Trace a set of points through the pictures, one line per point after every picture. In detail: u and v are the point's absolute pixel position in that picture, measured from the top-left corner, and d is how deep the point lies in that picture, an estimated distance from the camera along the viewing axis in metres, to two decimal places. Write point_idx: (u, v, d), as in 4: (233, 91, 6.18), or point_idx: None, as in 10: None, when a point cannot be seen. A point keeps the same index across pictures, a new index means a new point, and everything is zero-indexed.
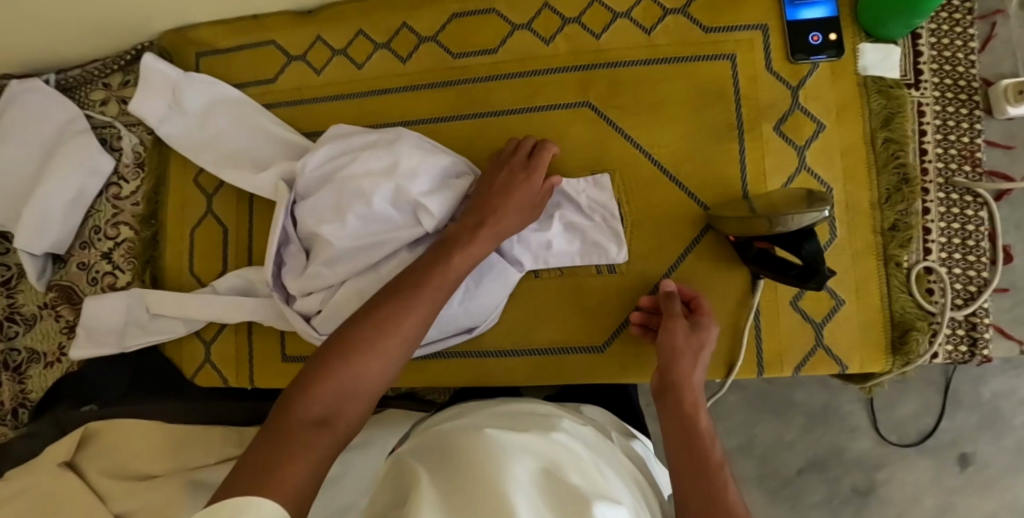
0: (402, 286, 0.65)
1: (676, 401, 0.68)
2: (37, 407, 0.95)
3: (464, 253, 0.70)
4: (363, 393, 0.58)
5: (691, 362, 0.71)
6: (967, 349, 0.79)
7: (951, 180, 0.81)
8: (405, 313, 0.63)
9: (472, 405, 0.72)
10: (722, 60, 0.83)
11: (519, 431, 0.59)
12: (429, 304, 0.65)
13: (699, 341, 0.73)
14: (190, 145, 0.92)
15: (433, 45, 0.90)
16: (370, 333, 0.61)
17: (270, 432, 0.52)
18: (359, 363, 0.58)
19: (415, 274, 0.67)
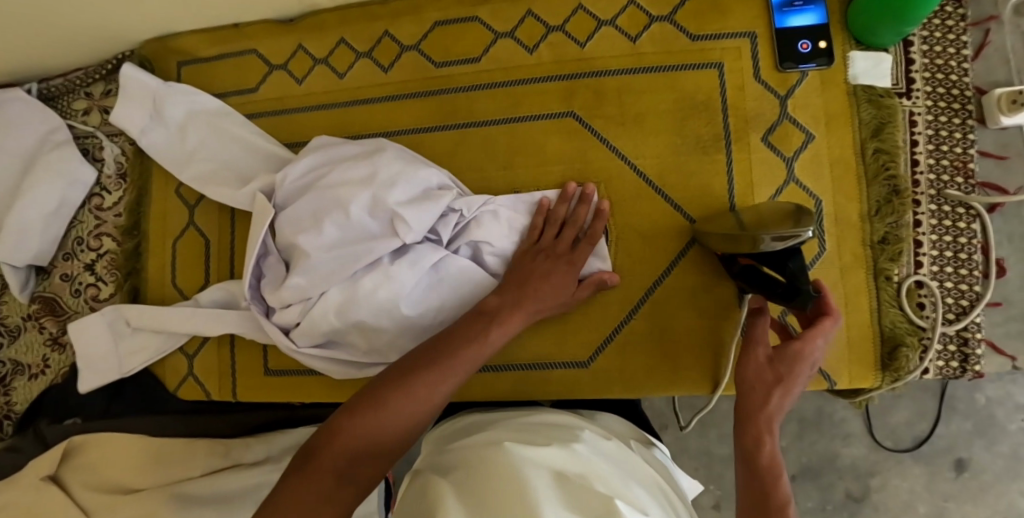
0: (442, 351, 0.64)
1: (753, 444, 0.62)
2: (22, 420, 0.95)
3: (502, 328, 0.68)
4: (385, 455, 0.57)
5: (771, 393, 0.64)
6: (958, 365, 0.78)
7: (943, 192, 0.79)
8: (438, 381, 0.62)
9: (491, 416, 0.70)
10: (709, 69, 0.82)
11: (536, 441, 0.58)
12: (464, 373, 0.64)
13: (790, 369, 0.65)
14: (171, 155, 0.91)
15: (416, 54, 0.88)
16: (399, 395, 0.60)
17: (289, 485, 0.53)
18: (384, 425, 0.58)
19: (451, 342, 0.65)
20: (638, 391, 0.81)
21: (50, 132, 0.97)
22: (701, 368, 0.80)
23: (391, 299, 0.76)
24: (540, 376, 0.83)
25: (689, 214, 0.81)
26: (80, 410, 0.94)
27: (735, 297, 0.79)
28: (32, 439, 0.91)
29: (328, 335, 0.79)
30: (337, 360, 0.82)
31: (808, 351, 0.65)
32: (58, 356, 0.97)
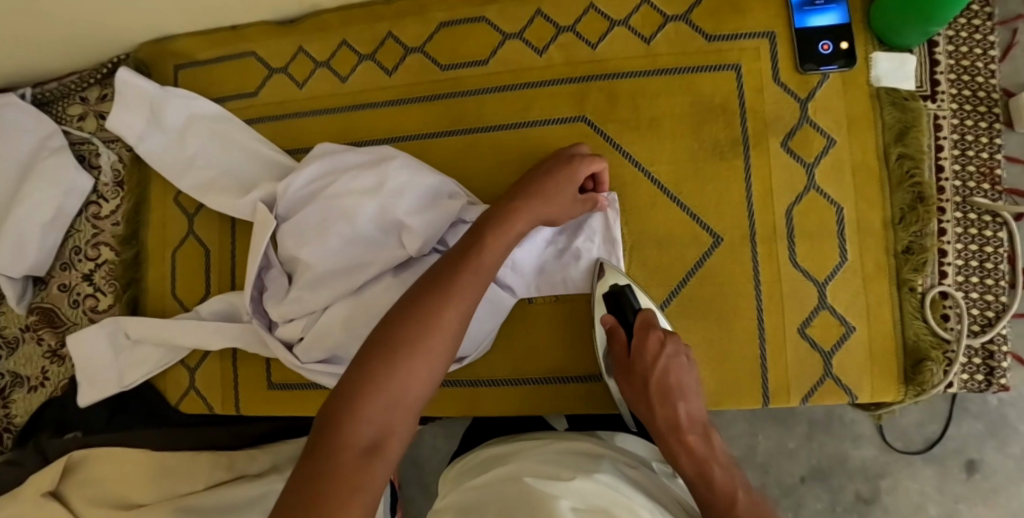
0: (442, 279, 0.60)
1: (675, 459, 0.66)
2: (21, 434, 0.93)
3: (501, 236, 0.64)
4: (413, 402, 0.54)
5: (651, 403, 0.69)
6: (983, 378, 0.76)
7: (969, 199, 0.76)
8: (445, 306, 0.58)
9: (513, 446, 0.69)
10: (726, 71, 0.79)
11: (558, 474, 0.57)
12: (472, 295, 0.60)
13: (649, 365, 0.70)
14: (169, 162, 0.88)
15: (420, 57, 0.85)
16: (412, 332, 0.55)
17: (319, 463, 0.48)
18: (402, 367, 0.54)
19: (451, 265, 0.61)
20: None
21: (45, 139, 0.94)
22: (716, 383, 0.77)
23: None
24: (550, 389, 0.80)
25: (712, 228, 0.78)
26: (81, 423, 0.93)
27: (755, 311, 0.77)
28: (32, 454, 0.89)
29: (332, 350, 0.75)
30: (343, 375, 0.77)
31: (645, 340, 0.72)
32: (57, 368, 0.95)
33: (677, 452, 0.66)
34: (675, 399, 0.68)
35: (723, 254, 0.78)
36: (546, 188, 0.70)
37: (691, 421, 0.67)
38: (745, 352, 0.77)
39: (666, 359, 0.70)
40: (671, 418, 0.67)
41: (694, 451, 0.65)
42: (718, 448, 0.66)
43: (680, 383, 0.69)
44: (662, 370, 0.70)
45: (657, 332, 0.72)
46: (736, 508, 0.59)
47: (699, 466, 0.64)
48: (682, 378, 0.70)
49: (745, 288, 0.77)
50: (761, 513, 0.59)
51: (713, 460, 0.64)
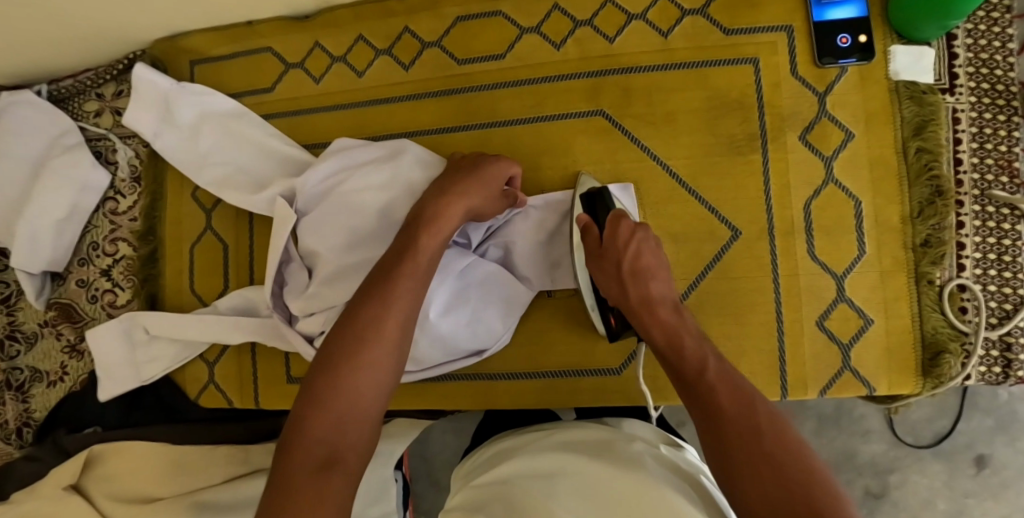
0: (378, 286, 0.63)
1: (646, 333, 0.64)
2: (40, 429, 0.94)
3: (431, 232, 0.67)
4: (364, 409, 0.57)
5: (622, 281, 0.68)
6: (1001, 370, 0.75)
7: (988, 192, 0.76)
8: (382, 313, 0.61)
9: (520, 438, 0.69)
10: (744, 65, 0.79)
11: (560, 468, 0.57)
12: (409, 297, 0.63)
13: (620, 249, 0.69)
14: (185, 158, 0.88)
15: (437, 51, 0.85)
16: (352, 346, 0.59)
17: (276, 487, 0.51)
18: (346, 381, 0.57)
19: (385, 270, 0.64)
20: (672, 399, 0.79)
21: (62, 136, 0.95)
22: None
23: None
24: (567, 383, 0.81)
25: (730, 222, 0.78)
26: (99, 419, 0.93)
27: (772, 305, 0.77)
28: (52, 449, 0.90)
29: None
30: None
31: (615, 225, 0.70)
32: (75, 363, 0.96)
33: (647, 324, 0.64)
34: (646, 278, 0.67)
35: (741, 247, 0.78)
36: (469, 177, 0.71)
37: (662, 298, 0.66)
38: (762, 346, 0.77)
39: (638, 242, 0.69)
40: (642, 294, 0.66)
41: (665, 323, 0.63)
42: (689, 320, 0.64)
43: (651, 264, 0.68)
44: (633, 253, 0.68)
45: (626, 222, 0.70)
46: (706, 372, 0.57)
47: (669, 336, 0.62)
48: (654, 262, 0.68)
49: (763, 282, 0.77)
50: (733, 374, 0.57)
51: (683, 329, 0.63)
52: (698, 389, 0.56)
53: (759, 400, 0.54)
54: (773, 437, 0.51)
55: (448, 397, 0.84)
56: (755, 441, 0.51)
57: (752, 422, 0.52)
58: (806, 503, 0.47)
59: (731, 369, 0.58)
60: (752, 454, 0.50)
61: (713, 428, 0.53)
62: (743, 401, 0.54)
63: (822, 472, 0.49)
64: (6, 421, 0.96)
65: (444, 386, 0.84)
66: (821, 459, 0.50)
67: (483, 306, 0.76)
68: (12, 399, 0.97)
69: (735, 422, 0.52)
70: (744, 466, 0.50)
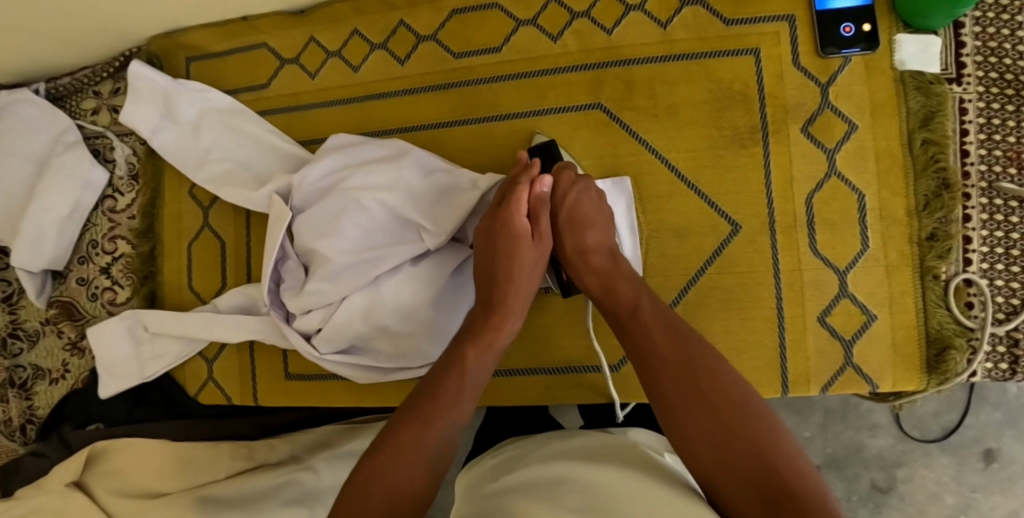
0: (426, 394, 0.60)
1: (582, 280, 0.69)
2: (44, 427, 0.94)
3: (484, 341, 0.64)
4: (400, 517, 0.54)
5: (561, 230, 0.70)
6: (1007, 367, 0.74)
7: (995, 185, 0.74)
8: (428, 421, 0.58)
9: (520, 447, 0.70)
10: (746, 56, 0.77)
11: (559, 472, 0.58)
12: (457, 409, 0.60)
13: (561, 198, 0.70)
14: (184, 155, 0.88)
15: (433, 45, 0.84)
16: (393, 447, 0.57)
17: None
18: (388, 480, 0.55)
19: (435, 376, 0.62)
20: None
21: (61, 133, 0.94)
22: (735, 374, 0.76)
23: (417, 303, 0.73)
24: (566, 382, 0.80)
25: (731, 216, 0.77)
26: (102, 415, 0.94)
27: (775, 300, 0.76)
28: (56, 445, 0.91)
29: (352, 341, 0.75)
30: (363, 366, 0.77)
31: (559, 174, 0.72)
32: (77, 361, 0.97)
33: (584, 274, 0.68)
34: (581, 227, 0.69)
35: (742, 243, 0.76)
36: (510, 257, 0.68)
37: (598, 247, 0.69)
38: (765, 342, 0.76)
39: (576, 193, 0.70)
40: (578, 243, 0.69)
41: (597, 270, 0.68)
42: (624, 265, 0.68)
43: (591, 214, 0.70)
44: (572, 201, 0.70)
45: (568, 173, 0.71)
46: (642, 315, 0.62)
47: (605, 283, 0.67)
48: (593, 210, 0.70)
49: (766, 277, 0.76)
50: (667, 317, 0.62)
51: (620, 278, 0.67)
52: (636, 334, 0.61)
53: (694, 340, 0.59)
54: (711, 378, 0.56)
55: None
56: (692, 386, 0.56)
57: (691, 365, 0.57)
58: (746, 442, 0.52)
59: (665, 311, 0.63)
60: (693, 397, 0.55)
61: (653, 375, 0.58)
62: (680, 346, 0.59)
63: (759, 406, 0.55)
64: (10, 418, 0.97)
65: None
66: (756, 391, 0.56)
67: None
68: (16, 397, 0.97)
69: (674, 365, 0.58)
70: (682, 410, 0.55)
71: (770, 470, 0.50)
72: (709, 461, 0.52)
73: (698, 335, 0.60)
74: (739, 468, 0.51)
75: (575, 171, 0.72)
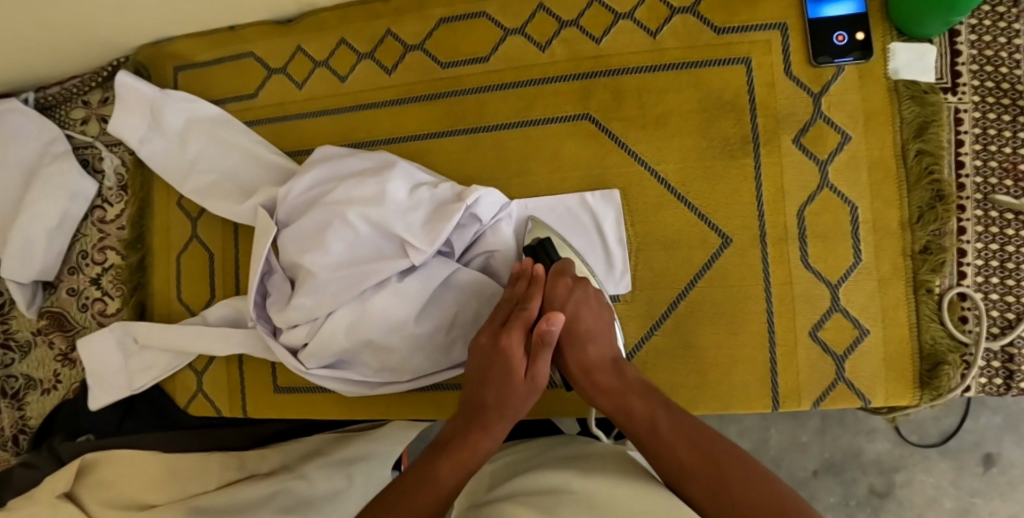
0: (389, 504, 0.53)
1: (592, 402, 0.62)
2: (36, 437, 0.95)
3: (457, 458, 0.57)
4: None
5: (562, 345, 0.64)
6: (1002, 382, 0.73)
7: (990, 197, 0.72)
8: None
9: (517, 457, 0.69)
10: (737, 65, 0.76)
11: (557, 483, 0.56)
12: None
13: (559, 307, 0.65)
14: (171, 166, 0.87)
15: (420, 54, 0.83)
16: None
17: None
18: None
19: (401, 490, 0.55)
20: None
21: (50, 144, 0.94)
22: (726, 387, 0.75)
23: (400, 318, 0.72)
24: (554, 395, 0.79)
25: (720, 228, 0.76)
26: (94, 426, 0.94)
27: (766, 314, 0.75)
28: (47, 456, 0.91)
29: (337, 355, 0.74)
30: (349, 381, 0.76)
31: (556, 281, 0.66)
32: (68, 371, 0.97)
33: (593, 394, 0.62)
34: (584, 341, 0.64)
35: (733, 255, 0.75)
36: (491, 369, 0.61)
37: (603, 361, 0.63)
38: (756, 355, 0.75)
39: (576, 301, 0.65)
40: (581, 359, 0.63)
41: (606, 388, 0.61)
42: (634, 379, 0.62)
43: (591, 327, 0.64)
44: (572, 313, 0.64)
45: (567, 277, 0.66)
46: (660, 432, 0.56)
47: (618, 403, 0.60)
48: (593, 322, 0.65)
49: (756, 290, 0.75)
50: (685, 424, 0.56)
51: (630, 392, 0.60)
52: (660, 452, 0.55)
53: (717, 445, 0.54)
54: (741, 485, 0.51)
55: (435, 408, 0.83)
56: (717, 481, 0.51)
57: (714, 464, 0.52)
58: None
59: (683, 418, 0.57)
60: (729, 515, 0.50)
61: (686, 494, 0.52)
62: (705, 456, 0.53)
63: (803, 510, 0.49)
64: (4, 428, 0.98)
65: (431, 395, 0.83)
66: (794, 492, 0.51)
67: (471, 315, 0.74)
68: (8, 407, 0.98)
69: (701, 481, 0.52)
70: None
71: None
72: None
73: (718, 435, 0.55)
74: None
75: (572, 276, 0.67)
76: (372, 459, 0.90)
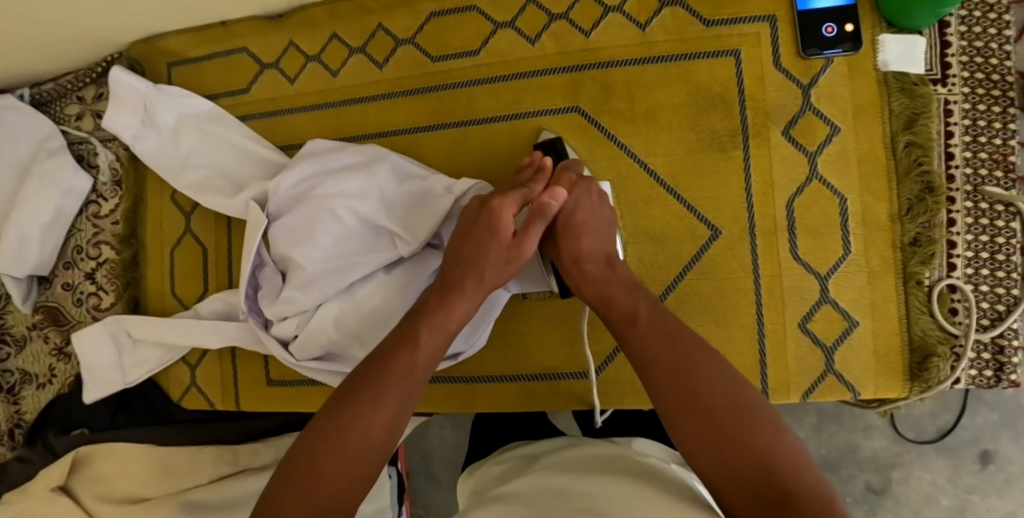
0: (374, 368, 0.56)
1: (578, 288, 0.65)
2: (30, 431, 0.95)
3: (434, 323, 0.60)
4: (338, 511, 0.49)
5: (557, 233, 0.67)
6: (993, 374, 0.72)
7: (980, 188, 0.72)
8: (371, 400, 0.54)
9: (527, 453, 0.70)
10: (726, 57, 0.76)
11: (562, 484, 0.57)
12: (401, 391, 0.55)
13: (560, 200, 0.67)
14: (164, 161, 0.88)
15: (411, 48, 0.83)
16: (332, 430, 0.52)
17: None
18: (330, 471, 0.50)
19: (384, 353, 0.58)
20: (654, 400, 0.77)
21: (45, 139, 0.95)
22: None
23: (390, 312, 0.72)
24: (544, 387, 0.80)
25: (710, 221, 0.76)
26: (87, 421, 0.94)
27: (755, 307, 0.75)
28: (42, 451, 0.91)
29: (328, 348, 0.75)
30: (339, 373, 0.76)
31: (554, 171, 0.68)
32: (63, 366, 0.97)
33: (578, 281, 0.65)
34: (579, 232, 0.66)
35: (722, 247, 0.75)
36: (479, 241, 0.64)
37: (594, 253, 0.65)
38: (746, 348, 0.75)
39: (577, 196, 0.67)
40: (574, 249, 0.65)
41: (593, 277, 0.64)
42: (622, 274, 0.64)
43: (588, 219, 0.67)
44: (571, 205, 0.67)
45: (571, 173, 0.69)
46: (639, 324, 0.58)
47: (600, 290, 0.63)
48: (591, 216, 0.67)
49: (746, 283, 0.75)
50: (665, 322, 0.58)
51: (615, 283, 0.63)
52: (636, 343, 0.57)
53: (696, 346, 0.56)
54: (708, 383, 0.52)
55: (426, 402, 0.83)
56: (690, 392, 0.52)
57: (685, 368, 0.54)
58: (748, 445, 0.49)
59: (663, 314, 0.59)
60: (692, 405, 0.52)
61: (653, 381, 0.55)
62: (678, 350, 0.55)
63: (763, 410, 0.51)
64: None
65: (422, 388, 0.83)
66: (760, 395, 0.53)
67: None
68: (4, 402, 0.98)
69: (670, 368, 0.54)
70: (677, 416, 0.52)
71: (766, 459, 0.47)
72: (710, 464, 0.49)
73: (704, 347, 0.56)
74: (741, 467, 0.48)
75: (578, 174, 0.70)
76: None
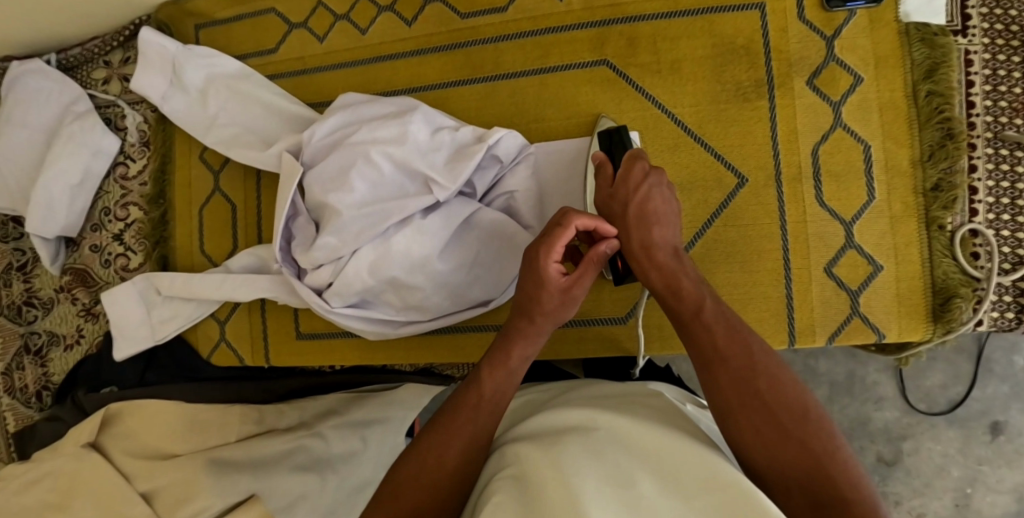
0: (448, 412, 0.57)
1: (645, 278, 0.62)
2: (61, 390, 0.98)
3: (507, 370, 0.58)
4: None
5: (628, 223, 0.63)
6: (1014, 316, 0.74)
7: (1001, 134, 0.74)
8: (445, 435, 0.55)
9: (543, 392, 0.70)
10: (750, 11, 0.76)
11: (575, 421, 0.55)
12: (473, 427, 0.55)
13: (630, 191, 0.64)
14: (194, 121, 0.88)
15: (439, 6, 0.83)
16: (414, 467, 0.53)
17: None
18: (409, 495, 0.52)
19: (455, 397, 0.58)
20: (672, 349, 0.79)
21: (72, 103, 0.96)
22: None
23: (426, 257, 0.73)
24: (573, 332, 0.81)
25: (736, 169, 0.77)
26: (115, 379, 0.96)
27: (780, 251, 0.76)
28: (71, 409, 0.94)
29: (361, 294, 0.75)
30: (372, 319, 0.78)
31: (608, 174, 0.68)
32: (91, 326, 0.99)
33: (645, 270, 0.61)
34: (649, 222, 0.62)
35: (747, 195, 0.76)
36: (532, 275, 0.61)
37: (664, 244, 0.62)
38: (770, 294, 0.76)
39: (648, 186, 0.63)
40: (643, 239, 0.62)
41: (663, 266, 0.60)
42: (690, 266, 0.61)
43: (660, 210, 0.63)
44: (642, 198, 0.63)
45: (641, 162, 0.65)
46: (703, 315, 0.56)
47: (668, 281, 0.59)
48: (663, 207, 0.63)
49: (770, 228, 0.76)
50: (731, 316, 0.55)
51: (684, 274, 0.60)
52: (697, 335, 0.55)
53: (755, 340, 0.54)
54: (776, 386, 0.51)
55: (452, 350, 0.85)
56: (748, 384, 0.51)
57: (749, 363, 0.52)
58: (800, 444, 0.48)
59: (730, 310, 0.56)
60: (760, 414, 0.50)
61: (710, 379, 0.53)
62: (741, 346, 0.53)
63: (820, 417, 0.49)
64: (26, 385, 1.00)
65: (446, 336, 0.86)
66: (817, 399, 0.51)
67: (489, 255, 0.76)
68: (32, 364, 1.00)
69: (726, 365, 0.52)
70: (729, 415, 0.51)
71: (817, 463, 0.47)
72: (766, 466, 0.49)
73: (763, 345, 0.53)
74: (791, 467, 0.48)
75: (648, 161, 0.66)
76: (388, 422, 0.90)
